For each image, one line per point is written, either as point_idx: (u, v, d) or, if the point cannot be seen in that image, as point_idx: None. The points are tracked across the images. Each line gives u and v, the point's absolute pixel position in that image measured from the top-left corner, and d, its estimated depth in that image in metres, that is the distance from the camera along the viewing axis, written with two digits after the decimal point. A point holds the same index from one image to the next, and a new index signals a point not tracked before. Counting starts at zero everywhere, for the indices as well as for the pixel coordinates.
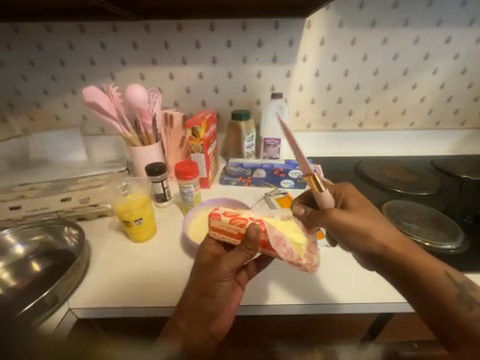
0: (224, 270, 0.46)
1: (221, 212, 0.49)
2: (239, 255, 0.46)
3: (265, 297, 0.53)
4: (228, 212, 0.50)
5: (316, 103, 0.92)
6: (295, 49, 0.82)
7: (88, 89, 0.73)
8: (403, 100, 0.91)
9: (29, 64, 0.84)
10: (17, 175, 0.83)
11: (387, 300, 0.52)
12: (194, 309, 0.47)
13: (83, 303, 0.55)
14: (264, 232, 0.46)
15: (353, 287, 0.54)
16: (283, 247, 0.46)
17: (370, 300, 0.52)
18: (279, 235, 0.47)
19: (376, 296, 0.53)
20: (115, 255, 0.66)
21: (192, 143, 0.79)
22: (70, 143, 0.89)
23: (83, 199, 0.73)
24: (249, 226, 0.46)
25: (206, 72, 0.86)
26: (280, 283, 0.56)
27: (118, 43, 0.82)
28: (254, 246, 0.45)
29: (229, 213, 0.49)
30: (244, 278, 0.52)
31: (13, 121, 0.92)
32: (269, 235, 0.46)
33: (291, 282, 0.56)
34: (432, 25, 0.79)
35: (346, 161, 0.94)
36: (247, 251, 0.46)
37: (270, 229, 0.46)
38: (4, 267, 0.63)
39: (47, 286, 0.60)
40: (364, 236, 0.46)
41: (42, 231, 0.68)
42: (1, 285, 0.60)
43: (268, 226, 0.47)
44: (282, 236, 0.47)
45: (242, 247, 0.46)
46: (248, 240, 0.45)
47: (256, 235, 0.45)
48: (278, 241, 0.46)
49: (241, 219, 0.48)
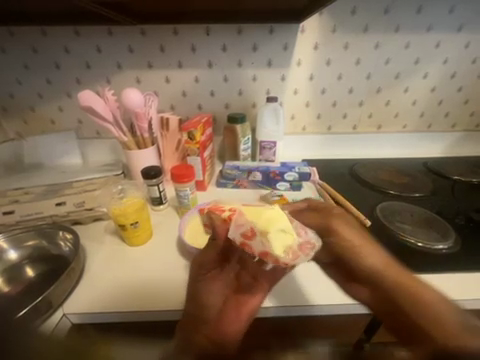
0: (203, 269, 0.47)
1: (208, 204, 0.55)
2: (208, 249, 0.47)
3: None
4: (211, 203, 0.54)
5: (311, 106, 0.93)
6: (290, 53, 0.84)
7: (83, 93, 0.73)
8: (396, 103, 0.93)
9: (24, 68, 0.84)
10: (11, 179, 0.82)
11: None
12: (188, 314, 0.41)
13: (79, 309, 0.54)
14: (229, 221, 0.46)
15: None
16: (242, 235, 0.44)
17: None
18: (240, 221, 0.45)
19: None
20: (109, 260, 0.65)
21: (189, 146, 0.79)
22: (65, 147, 0.89)
23: (79, 203, 0.73)
24: (212, 214, 0.49)
25: (202, 76, 0.87)
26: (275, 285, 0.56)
27: (113, 47, 0.82)
28: (216, 235, 0.46)
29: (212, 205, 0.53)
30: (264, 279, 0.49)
31: (7, 124, 0.91)
32: (231, 224, 0.46)
33: None
34: (423, 30, 0.82)
35: (341, 164, 0.95)
36: (212, 242, 0.47)
37: (236, 217, 0.46)
38: None
39: (41, 292, 0.59)
40: (366, 248, 0.44)
41: (36, 236, 0.67)
42: None
43: (236, 214, 0.46)
44: (245, 224, 0.45)
45: (210, 241, 0.47)
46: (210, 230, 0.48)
47: (222, 225, 0.47)
48: (237, 227, 0.45)
49: (216, 211, 0.49)
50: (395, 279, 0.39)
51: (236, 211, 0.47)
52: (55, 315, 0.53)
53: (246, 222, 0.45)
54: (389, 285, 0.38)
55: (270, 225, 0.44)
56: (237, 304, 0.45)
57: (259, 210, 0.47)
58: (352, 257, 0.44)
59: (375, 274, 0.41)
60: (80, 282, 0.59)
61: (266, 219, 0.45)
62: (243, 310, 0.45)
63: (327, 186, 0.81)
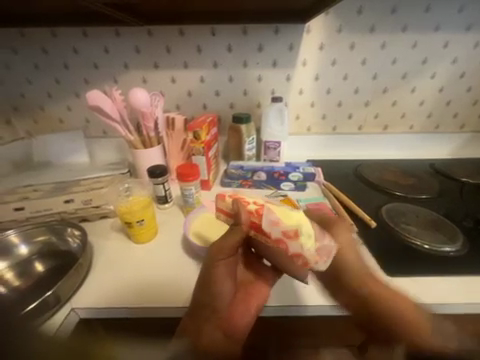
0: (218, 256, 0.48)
1: (226, 194, 0.57)
2: (229, 234, 0.48)
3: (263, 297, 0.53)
4: (232, 194, 0.57)
5: (315, 106, 0.92)
6: (296, 53, 0.84)
7: (92, 92, 0.74)
8: (402, 103, 0.92)
9: (34, 68, 0.86)
10: (21, 176, 0.85)
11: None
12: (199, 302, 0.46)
13: (86, 303, 0.56)
14: (259, 215, 0.48)
15: None
16: (277, 232, 0.47)
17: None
18: (274, 218, 0.47)
19: None
20: (115, 256, 0.66)
21: (194, 145, 0.80)
22: (73, 145, 0.91)
23: (86, 200, 0.75)
24: (239, 203, 0.51)
25: (207, 76, 0.88)
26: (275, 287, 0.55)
27: (121, 48, 0.83)
28: (242, 223, 0.49)
29: (233, 196, 0.56)
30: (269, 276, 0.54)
31: (17, 123, 0.93)
32: (264, 219, 0.48)
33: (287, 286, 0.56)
34: (430, 29, 0.81)
35: (346, 164, 0.94)
36: (236, 227, 0.48)
37: (266, 214, 0.48)
38: (9, 266, 0.64)
39: (49, 286, 0.61)
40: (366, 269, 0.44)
41: (46, 232, 0.69)
42: (6, 284, 0.61)
43: (266, 210, 0.49)
44: (279, 222, 0.47)
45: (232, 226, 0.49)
46: (234, 215, 0.50)
47: (248, 215, 0.49)
48: (272, 224, 0.47)
49: (244, 201, 0.52)
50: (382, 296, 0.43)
51: (265, 207, 0.49)
52: (64, 309, 0.55)
53: (281, 222, 0.47)
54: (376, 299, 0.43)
55: (306, 226, 0.47)
56: (245, 297, 0.50)
57: (288, 211, 0.49)
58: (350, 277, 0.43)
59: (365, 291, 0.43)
60: (87, 277, 0.61)
61: (296, 217, 0.47)
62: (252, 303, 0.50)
63: (332, 187, 0.81)
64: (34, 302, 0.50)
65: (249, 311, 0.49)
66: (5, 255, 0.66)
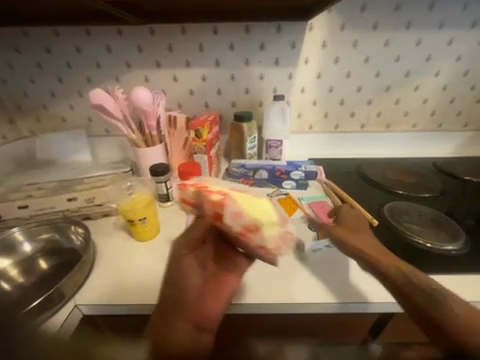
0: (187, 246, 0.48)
1: (187, 182, 0.53)
2: (195, 225, 0.50)
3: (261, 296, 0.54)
4: (194, 182, 0.52)
5: (318, 104, 0.92)
6: (298, 51, 0.83)
7: (95, 91, 0.75)
8: (405, 101, 0.91)
9: (38, 67, 0.86)
10: (25, 175, 0.86)
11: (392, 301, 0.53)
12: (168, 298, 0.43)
13: (89, 300, 0.56)
14: (222, 206, 0.47)
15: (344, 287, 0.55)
16: (240, 223, 0.46)
17: (368, 300, 0.53)
18: (236, 209, 0.46)
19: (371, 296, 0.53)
20: (117, 254, 0.67)
21: (196, 144, 0.81)
22: (76, 144, 0.91)
23: (89, 198, 0.75)
24: (201, 193, 0.49)
25: (209, 74, 0.87)
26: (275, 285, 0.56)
27: (123, 47, 0.84)
28: (205, 214, 0.48)
29: (195, 183, 0.52)
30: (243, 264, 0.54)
31: (21, 122, 0.94)
32: (226, 210, 0.46)
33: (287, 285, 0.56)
34: (434, 27, 0.80)
35: (348, 163, 0.93)
36: (200, 219, 0.49)
37: (228, 204, 0.46)
38: (14, 264, 0.65)
39: (53, 284, 0.61)
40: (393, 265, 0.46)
41: (49, 229, 0.70)
42: (10, 281, 0.62)
43: (229, 201, 0.47)
44: (242, 212, 0.46)
45: (197, 218, 0.49)
46: (198, 207, 0.49)
47: (212, 206, 0.48)
48: (234, 217, 0.46)
49: (206, 190, 0.49)
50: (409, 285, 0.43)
51: (227, 196, 0.48)
52: (68, 306, 0.55)
53: (243, 212, 0.46)
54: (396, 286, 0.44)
55: (268, 216, 0.47)
56: (216, 287, 0.50)
57: (251, 200, 0.48)
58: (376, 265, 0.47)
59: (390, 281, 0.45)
60: (90, 275, 0.62)
61: (258, 206, 0.47)
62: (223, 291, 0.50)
63: (334, 186, 0.80)
64: (39, 298, 0.52)
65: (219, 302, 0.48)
66: (9, 252, 0.66)
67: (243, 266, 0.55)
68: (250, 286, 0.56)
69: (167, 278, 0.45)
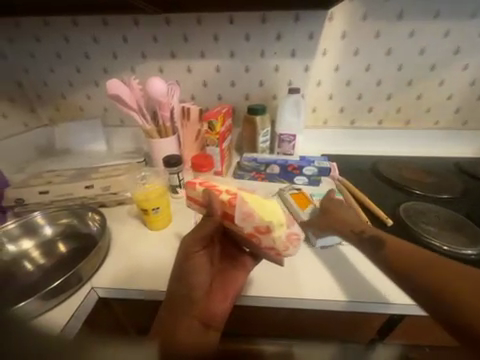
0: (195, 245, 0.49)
1: (196, 181, 0.53)
2: (204, 224, 0.49)
3: (268, 289, 0.54)
4: (203, 182, 0.53)
5: (334, 98, 0.89)
6: (316, 42, 0.80)
7: (111, 81, 0.76)
8: (428, 97, 0.86)
9: (57, 57, 0.89)
10: (46, 162, 0.91)
11: (404, 303, 0.51)
12: (176, 294, 0.46)
13: (105, 283, 0.59)
14: (230, 206, 0.47)
15: (352, 285, 0.54)
16: (250, 223, 0.46)
17: (377, 299, 0.52)
18: (246, 211, 0.45)
19: (380, 295, 0.52)
20: (130, 241, 0.69)
21: (208, 136, 0.81)
22: (93, 133, 0.94)
23: (105, 187, 0.78)
24: (211, 192, 0.49)
25: (224, 66, 0.86)
26: (282, 280, 0.56)
27: (139, 37, 0.84)
28: (215, 214, 0.49)
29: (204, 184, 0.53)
30: (249, 263, 0.55)
31: (41, 111, 0.97)
32: (236, 209, 0.46)
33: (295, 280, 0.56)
34: (466, 16, 0.75)
35: (363, 160, 0.91)
36: (209, 218, 0.49)
37: (238, 204, 0.46)
38: (35, 246, 0.69)
39: (71, 267, 0.65)
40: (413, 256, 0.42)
41: (69, 215, 0.73)
42: (32, 262, 0.66)
43: (239, 201, 0.46)
44: (251, 213, 0.45)
45: (206, 217, 0.49)
46: (207, 206, 0.49)
47: (221, 205, 0.48)
48: (245, 217, 0.46)
49: (216, 190, 0.50)
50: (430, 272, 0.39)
51: (237, 196, 0.47)
52: (84, 288, 0.58)
53: (253, 214, 0.45)
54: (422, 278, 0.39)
55: (277, 216, 0.46)
56: (223, 285, 0.52)
57: (261, 201, 0.47)
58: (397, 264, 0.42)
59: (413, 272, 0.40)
60: (105, 261, 0.64)
61: (269, 208, 0.46)
62: (230, 289, 0.52)
63: (348, 183, 0.78)
64: (58, 281, 0.54)
65: (225, 300, 0.51)
66: (32, 234, 0.70)
67: (249, 264, 0.55)
68: (256, 278, 0.56)
69: (177, 273, 0.48)
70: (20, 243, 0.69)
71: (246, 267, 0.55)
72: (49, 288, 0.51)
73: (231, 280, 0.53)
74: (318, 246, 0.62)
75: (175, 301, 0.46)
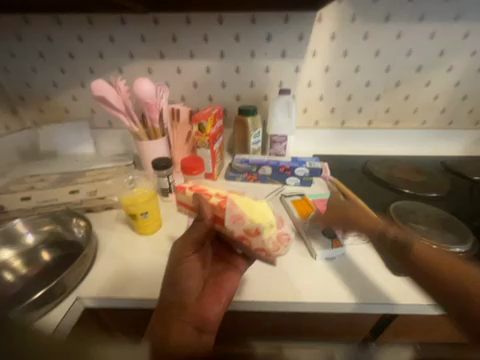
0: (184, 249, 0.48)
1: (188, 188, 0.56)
2: (193, 228, 0.49)
3: (259, 293, 0.53)
4: (194, 189, 0.56)
5: (324, 99, 0.90)
6: (306, 43, 0.81)
7: (96, 82, 0.73)
8: (415, 97, 0.89)
9: (40, 57, 0.85)
10: (28, 167, 0.87)
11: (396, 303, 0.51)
12: (167, 300, 0.44)
13: (92, 292, 0.56)
14: (221, 208, 0.48)
15: (347, 286, 0.54)
16: (240, 225, 0.46)
17: (369, 300, 0.51)
18: (236, 212, 0.46)
19: (376, 296, 0.52)
20: (119, 247, 0.66)
21: (199, 138, 0.79)
22: (78, 136, 0.90)
23: (91, 192, 0.76)
24: (202, 197, 0.51)
25: (214, 67, 0.85)
26: (276, 284, 0.55)
27: (126, 37, 0.82)
28: (205, 217, 0.48)
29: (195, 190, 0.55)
30: (241, 264, 0.54)
31: (24, 113, 0.93)
32: (227, 211, 0.47)
33: (290, 283, 0.55)
34: (450, 19, 0.77)
35: (353, 160, 0.92)
36: (199, 222, 0.48)
37: (228, 206, 0.47)
38: (16, 255, 0.65)
39: (55, 276, 0.61)
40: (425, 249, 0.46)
41: (52, 221, 0.70)
42: (14, 272, 0.62)
43: (229, 203, 0.48)
44: (240, 214, 0.46)
45: (195, 221, 0.49)
46: (197, 211, 0.49)
47: (212, 208, 0.49)
48: (234, 220, 0.46)
49: (206, 194, 0.52)
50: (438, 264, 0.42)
51: (228, 199, 0.49)
52: (69, 299, 0.55)
53: (242, 215, 0.46)
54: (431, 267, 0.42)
55: (266, 218, 0.46)
56: (217, 288, 0.50)
57: (250, 203, 0.49)
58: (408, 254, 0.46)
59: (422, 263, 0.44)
60: (91, 269, 0.61)
61: (257, 210, 0.47)
62: (225, 292, 0.50)
63: (340, 184, 0.78)
64: (41, 291, 0.51)
65: (220, 303, 0.48)
66: (12, 243, 0.66)
67: (243, 266, 0.55)
68: (249, 281, 0.55)
69: (168, 278, 0.46)
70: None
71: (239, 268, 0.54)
72: (31, 300, 0.48)
73: (225, 282, 0.51)
74: (322, 259, 0.60)
75: (165, 307, 0.43)
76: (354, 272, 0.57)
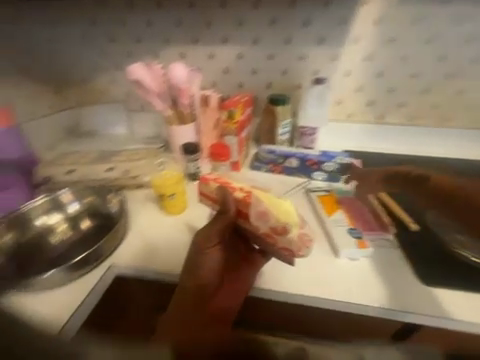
0: (204, 244, 0.49)
1: (210, 179, 0.56)
2: (216, 222, 0.49)
3: (276, 283, 0.56)
4: (218, 180, 0.55)
5: (362, 91, 0.83)
6: (347, 28, 0.76)
7: (134, 67, 0.77)
8: (469, 92, 0.79)
9: (85, 41, 0.90)
10: (72, 143, 0.96)
11: (416, 313, 0.50)
12: (186, 286, 0.47)
13: (124, 260, 0.62)
14: (246, 204, 0.48)
15: (362, 288, 0.54)
16: (266, 222, 0.46)
17: (389, 305, 0.52)
18: (262, 209, 0.46)
19: (391, 302, 0.52)
20: (146, 224, 0.71)
21: (227, 126, 0.79)
22: (117, 118, 0.96)
23: (125, 170, 0.82)
24: (226, 190, 0.50)
25: (247, 53, 0.83)
26: (287, 275, 0.57)
27: (163, 21, 0.83)
28: (229, 210, 0.49)
29: (218, 181, 0.55)
30: (258, 260, 0.54)
31: (67, 94, 0.99)
32: (252, 208, 0.47)
33: (300, 275, 0.57)
34: None
35: (391, 158, 0.83)
36: (223, 216, 0.49)
37: (254, 202, 0.47)
38: (63, 219, 0.73)
39: (92, 244, 0.68)
40: (430, 179, 0.56)
41: (92, 194, 0.76)
42: (61, 234, 0.71)
43: (254, 199, 0.47)
44: (266, 211, 0.46)
45: (219, 214, 0.49)
46: (221, 203, 0.50)
47: (236, 203, 0.49)
48: (260, 216, 0.46)
49: (230, 188, 0.51)
50: (441, 186, 0.54)
51: (252, 194, 0.49)
52: (105, 263, 0.62)
53: (268, 213, 0.46)
54: (438, 190, 0.54)
55: (292, 216, 0.46)
56: (232, 282, 0.51)
57: (275, 199, 0.48)
58: (416, 184, 0.59)
59: (429, 186, 0.56)
60: (125, 239, 0.67)
61: (282, 208, 0.47)
62: (239, 286, 0.52)
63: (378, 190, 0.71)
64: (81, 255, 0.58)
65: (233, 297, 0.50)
66: (59, 209, 0.74)
67: (261, 262, 0.54)
68: (264, 272, 0.57)
69: (188, 267, 0.49)
70: (51, 215, 0.73)
71: (256, 265, 0.54)
72: (71, 262, 0.56)
73: (241, 277, 0.52)
74: (345, 258, 0.59)
75: (184, 292, 0.46)
76: (370, 273, 0.57)
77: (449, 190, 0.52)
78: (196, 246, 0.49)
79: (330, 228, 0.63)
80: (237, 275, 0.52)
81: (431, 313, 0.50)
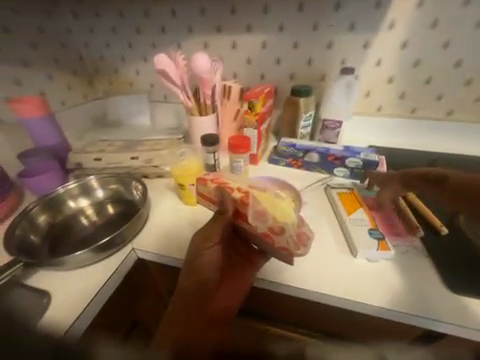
0: (204, 241, 0.47)
1: (208, 178, 0.55)
2: (214, 221, 0.49)
3: (290, 280, 0.53)
4: (214, 179, 0.55)
5: (394, 82, 0.77)
6: (383, 12, 0.69)
7: (158, 56, 0.76)
8: None
9: (113, 32, 0.93)
10: (98, 132, 1.01)
11: (441, 321, 0.46)
12: (186, 286, 0.43)
13: (144, 246, 0.64)
14: (243, 204, 0.47)
15: (378, 290, 0.51)
16: (264, 222, 0.47)
17: (409, 310, 0.48)
18: (260, 209, 0.47)
19: (412, 307, 0.48)
20: (165, 212, 0.73)
21: (247, 117, 0.78)
22: (140, 107, 1.01)
23: (148, 159, 0.84)
24: (224, 190, 0.51)
25: (270, 42, 0.80)
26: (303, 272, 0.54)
27: (187, 10, 0.82)
28: (226, 211, 0.50)
29: (215, 181, 0.54)
30: (259, 260, 0.53)
31: (98, 85, 1.06)
32: (250, 209, 0.47)
33: (316, 273, 0.54)
34: None
35: (422, 156, 0.77)
36: (220, 216, 0.49)
37: (252, 202, 0.47)
38: (90, 204, 0.77)
39: (115, 229, 0.71)
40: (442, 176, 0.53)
41: (117, 182, 0.80)
42: (87, 218, 0.75)
43: (251, 199, 0.47)
44: (264, 211, 0.47)
45: (217, 215, 0.50)
46: (220, 204, 0.51)
47: (234, 204, 0.49)
48: (257, 216, 0.47)
49: (228, 187, 0.51)
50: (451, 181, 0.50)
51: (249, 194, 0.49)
52: (127, 248, 0.64)
53: (266, 213, 0.47)
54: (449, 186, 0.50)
55: (288, 216, 0.48)
56: (234, 280, 0.49)
57: (272, 200, 0.50)
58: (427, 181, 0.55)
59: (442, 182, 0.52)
60: (144, 228, 0.68)
61: (278, 207, 0.49)
62: (241, 285, 0.49)
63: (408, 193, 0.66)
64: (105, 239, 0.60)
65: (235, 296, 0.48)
66: (86, 195, 0.78)
67: (261, 262, 0.53)
68: (278, 266, 0.56)
69: (188, 265, 0.45)
70: (79, 200, 0.78)
71: (257, 265, 0.53)
72: (97, 245, 0.58)
73: (243, 276, 0.50)
74: (363, 258, 0.55)
75: (185, 293, 0.42)
76: (389, 276, 0.53)
77: (461, 185, 0.48)
78: (197, 243, 0.47)
79: (349, 227, 0.60)
80: (239, 274, 0.50)
81: (461, 322, 0.46)
